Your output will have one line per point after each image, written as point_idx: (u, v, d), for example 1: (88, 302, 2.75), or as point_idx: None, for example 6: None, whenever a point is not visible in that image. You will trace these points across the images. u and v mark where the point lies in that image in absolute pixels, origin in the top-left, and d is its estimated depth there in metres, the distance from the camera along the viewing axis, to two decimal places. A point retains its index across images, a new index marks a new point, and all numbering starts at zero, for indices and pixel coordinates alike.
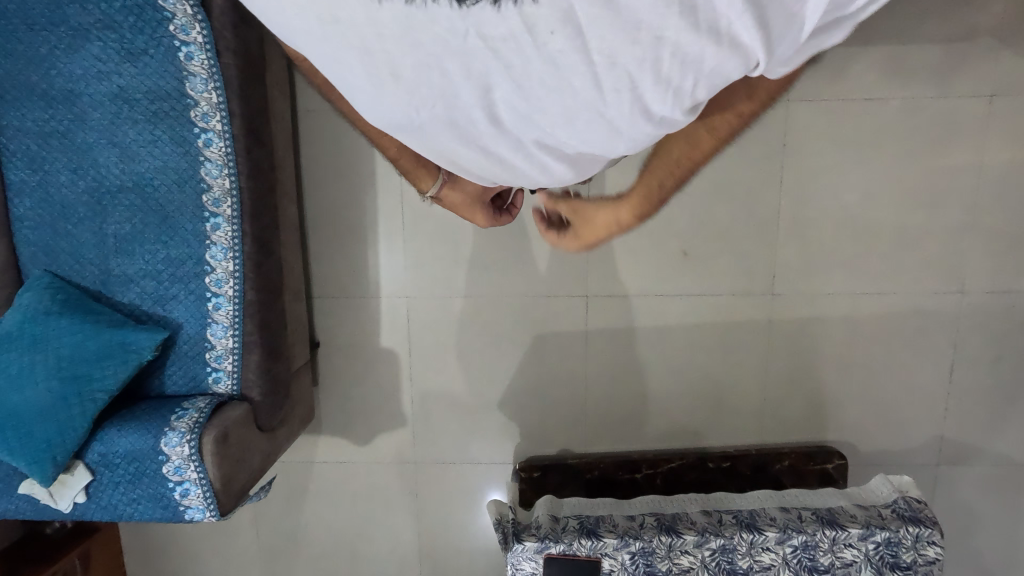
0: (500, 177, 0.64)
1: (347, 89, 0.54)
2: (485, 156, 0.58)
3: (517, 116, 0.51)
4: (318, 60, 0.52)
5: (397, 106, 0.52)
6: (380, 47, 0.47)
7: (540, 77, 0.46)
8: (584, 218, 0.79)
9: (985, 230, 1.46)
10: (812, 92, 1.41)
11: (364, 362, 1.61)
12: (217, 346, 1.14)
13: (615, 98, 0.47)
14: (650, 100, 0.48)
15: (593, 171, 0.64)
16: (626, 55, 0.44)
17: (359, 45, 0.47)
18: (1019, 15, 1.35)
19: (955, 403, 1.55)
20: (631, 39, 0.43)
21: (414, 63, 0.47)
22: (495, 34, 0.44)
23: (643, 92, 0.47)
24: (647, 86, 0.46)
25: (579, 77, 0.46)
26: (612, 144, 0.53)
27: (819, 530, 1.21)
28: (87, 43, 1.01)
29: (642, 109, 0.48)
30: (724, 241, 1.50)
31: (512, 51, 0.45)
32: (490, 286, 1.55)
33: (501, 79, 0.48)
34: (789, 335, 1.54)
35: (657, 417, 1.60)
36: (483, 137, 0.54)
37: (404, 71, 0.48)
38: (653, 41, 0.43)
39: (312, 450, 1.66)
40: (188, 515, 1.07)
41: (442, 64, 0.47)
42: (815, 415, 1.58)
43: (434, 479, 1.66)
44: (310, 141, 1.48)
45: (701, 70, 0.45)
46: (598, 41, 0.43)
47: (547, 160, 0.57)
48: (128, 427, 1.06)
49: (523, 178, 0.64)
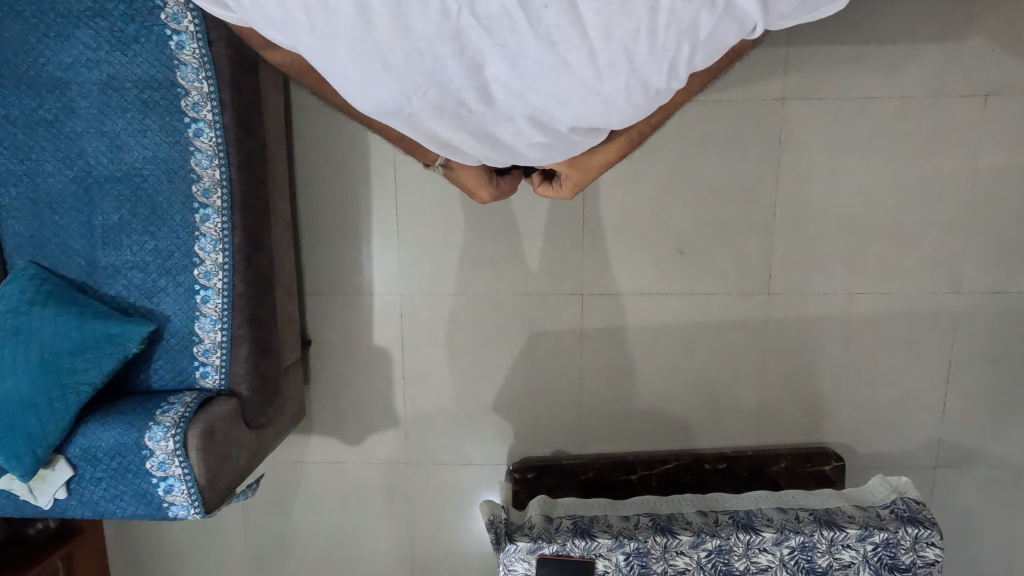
0: (493, 157, 0.68)
1: (340, 82, 0.58)
2: (481, 135, 0.62)
3: (510, 94, 0.56)
4: (313, 56, 0.55)
5: (391, 94, 0.56)
6: (378, 35, 0.51)
7: (537, 55, 0.51)
8: (581, 177, 0.83)
9: (981, 230, 1.46)
10: (807, 90, 1.40)
11: (356, 361, 1.58)
12: (204, 340, 1.12)
13: (609, 72, 0.53)
14: (642, 72, 0.53)
15: (583, 148, 0.70)
16: (621, 26, 0.49)
17: (359, 33, 0.51)
18: (1012, 16, 1.36)
19: (952, 404, 1.54)
20: (626, 10, 0.49)
21: (407, 50, 0.51)
22: (489, 12, 0.49)
23: (637, 64, 0.52)
24: (640, 57, 0.52)
25: (573, 53, 0.51)
26: (606, 117, 0.59)
27: (817, 531, 1.19)
28: (77, 31, 1.00)
29: (632, 81, 0.54)
30: (720, 240, 1.49)
31: (508, 30, 0.50)
32: (484, 284, 1.54)
33: (495, 60, 0.52)
34: (785, 335, 1.52)
35: (653, 418, 1.58)
36: (479, 116, 0.59)
37: (395, 59, 0.52)
38: (648, 11, 0.49)
39: (302, 450, 1.63)
40: (172, 512, 1.05)
41: (435, 49, 0.51)
42: (812, 416, 1.56)
43: (426, 481, 1.63)
44: (303, 136, 1.47)
45: (691, 39, 0.52)
46: (593, 15, 0.49)
47: (538, 134, 0.61)
48: (111, 421, 1.03)
49: (516, 157, 0.68)
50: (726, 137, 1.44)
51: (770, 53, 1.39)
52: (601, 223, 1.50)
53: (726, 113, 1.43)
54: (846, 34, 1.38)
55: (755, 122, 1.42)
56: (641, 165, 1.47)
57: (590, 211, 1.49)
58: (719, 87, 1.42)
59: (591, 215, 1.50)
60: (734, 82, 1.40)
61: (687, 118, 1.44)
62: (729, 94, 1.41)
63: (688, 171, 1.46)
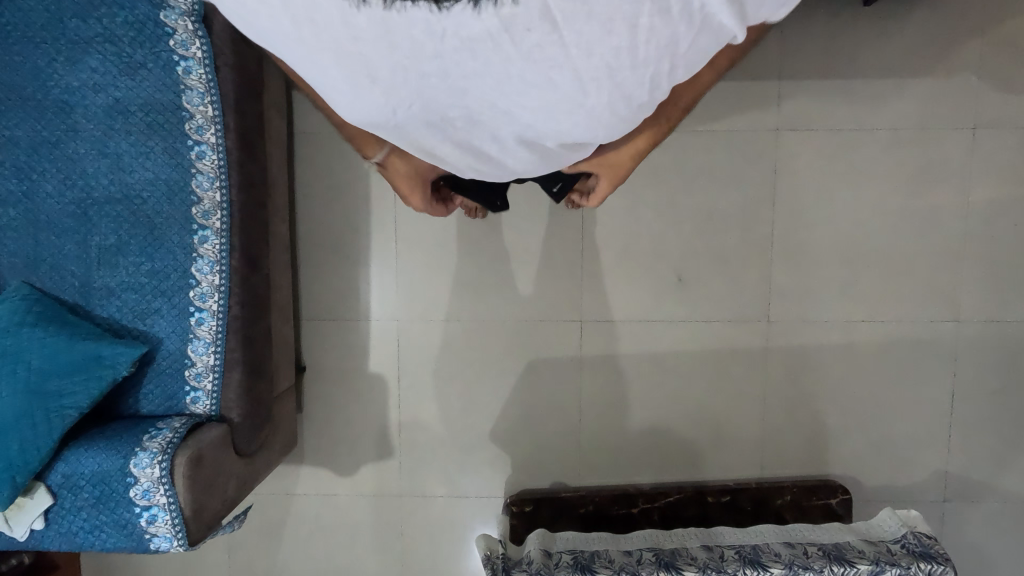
0: (481, 168, 0.67)
1: (327, 91, 0.56)
2: (469, 146, 0.61)
3: (496, 111, 0.54)
4: (300, 65, 0.54)
5: (379, 108, 0.54)
6: (361, 51, 0.49)
7: (521, 74, 0.49)
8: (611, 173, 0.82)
9: (976, 259, 1.47)
10: (799, 122, 1.44)
11: (350, 388, 1.55)
12: (196, 363, 1.10)
13: (589, 90, 0.51)
14: (626, 88, 0.52)
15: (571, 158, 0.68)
16: (604, 46, 0.47)
17: (342, 47, 0.49)
18: (995, 54, 1.41)
19: (957, 435, 1.52)
20: (607, 30, 0.46)
21: (392, 65, 0.49)
22: (472, 34, 0.46)
23: (620, 79, 0.50)
24: (624, 74, 0.50)
25: (558, 72, 0.49)
26: (592, 133, 0.57)
27: (826, 566, 1.14)
28: (86, 56, 1.02)
29: (616, 98, 0.52)
30: (719, 267, 1.49)
31: (490, 53, 0.48)
32: (482, 311, 1.52)
33: (481, 81, 0.50)
34: (786, 363, 1.51)
35: (654, 449, 1.54)
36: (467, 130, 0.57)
37: (380, 73, 0.50)
38: (629, 30, 0.46)
39: (292, 481, 1.58)
40: (154, 544, 1.00)
41: (418, 66, 0.49)
42: (815, 447, 1.53)
43: (420, 514, 1.57)
44: (304, 162, 1.48)
45: (673, 56, 0.50)
46: (575, 34, 0.47)
47: (525, 148, 0.60)
48: (96, 447, 1.00)
49: (505, 167, 0.67)
50: (721, 166, 1.46)
51: (763, 86, 1.43)
52: (600, 250, 1.50)
53: (721, 144, 1.46)
54: (836, 68, 1.42)
55: (750, 152, 1.45)
56: (639, 193, 1.48)
57: (588, 236, 1.50)
58: (714, 118, 1.45)
59: (589, 242, 1.50)
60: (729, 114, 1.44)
61: (684, 148, 1.46)
62: (724, 125, 1.45)
63: (685, 199, 1.48)
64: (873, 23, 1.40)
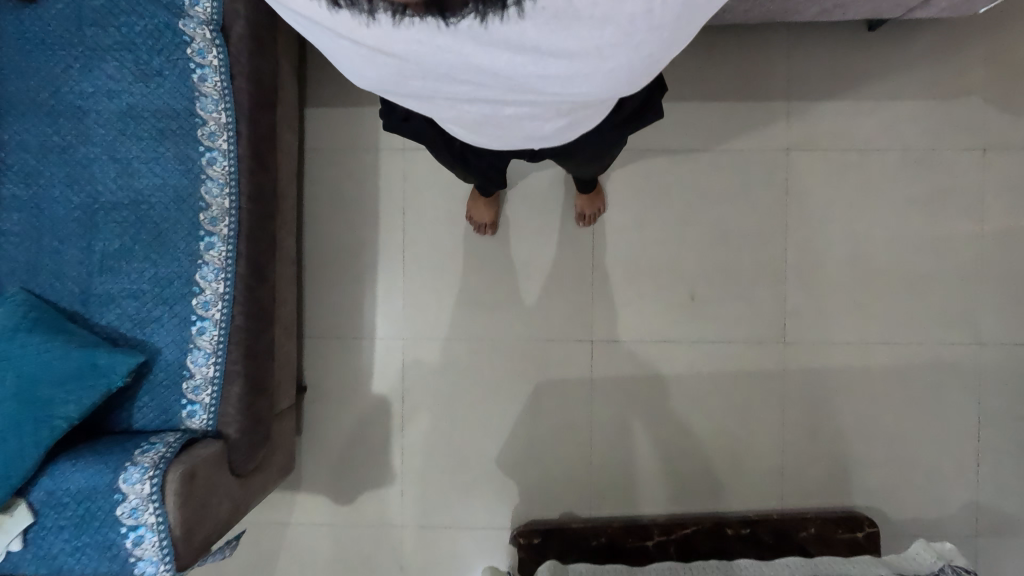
0: (498, 137, 0.64)
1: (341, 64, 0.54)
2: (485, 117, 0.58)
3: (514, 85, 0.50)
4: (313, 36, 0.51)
5: (393, 79, 0.51)
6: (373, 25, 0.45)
7: (537, 43, 0.45)
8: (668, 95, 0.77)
9: (994, 280, 1.44)
10: (809, 142, 1.44)
11: (352, 409, 1.49)
12: (195, 375, 1.05)
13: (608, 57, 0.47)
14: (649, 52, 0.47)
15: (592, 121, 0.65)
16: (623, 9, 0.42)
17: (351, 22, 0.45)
18: (1001, 77, 1.42)
19: (986, 464, 1.45)
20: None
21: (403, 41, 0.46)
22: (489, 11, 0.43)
23: (640, 44, 0.46)
24: (644, 39, 0.45)
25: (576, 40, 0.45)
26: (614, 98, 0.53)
27: None
28: (103, 63, 1.02)
29: (636, 63, 0.48)
30: (732, 286, 1.46)
31: (503, 22, 0.44)
32: (491, 329, 1.49)
33: (496, 52, 0.46)
34: (804, 386, 1.46)
35: (668, 477, 1.47)
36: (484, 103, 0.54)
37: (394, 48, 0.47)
38: None
39: (288, 509, 1.50)
40: (137, 570, 0.92)
41: (431, 40, 0.46)
42: (837, 476, 1.46)
43: (422, 546, 1.49)
44: (313, 177, 1.47)
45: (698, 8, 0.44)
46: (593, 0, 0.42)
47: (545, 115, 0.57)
48: (84, 461, 0.94)
49: (521, 136, 0.63)
50: (732, 186, 1.46)
51: (773, 107, 1.44)
52: (611, 268, 1.47)
53: (732, 163, 1.45)
54: (845, 90, 1.43)
55: (761, 171, 1.45)
56: (650, 212, 1.47)
57: (599, 254, 1.47)
58: (724, 137, 1.45)
59: (600, 260, 1.48)
60: (739, 134, 1.44)
61: (695, 167, 1.46)
62: (734, 145, 1.45)
63: (696, 218, 1.46)
64: (879, 47, 1.42)
